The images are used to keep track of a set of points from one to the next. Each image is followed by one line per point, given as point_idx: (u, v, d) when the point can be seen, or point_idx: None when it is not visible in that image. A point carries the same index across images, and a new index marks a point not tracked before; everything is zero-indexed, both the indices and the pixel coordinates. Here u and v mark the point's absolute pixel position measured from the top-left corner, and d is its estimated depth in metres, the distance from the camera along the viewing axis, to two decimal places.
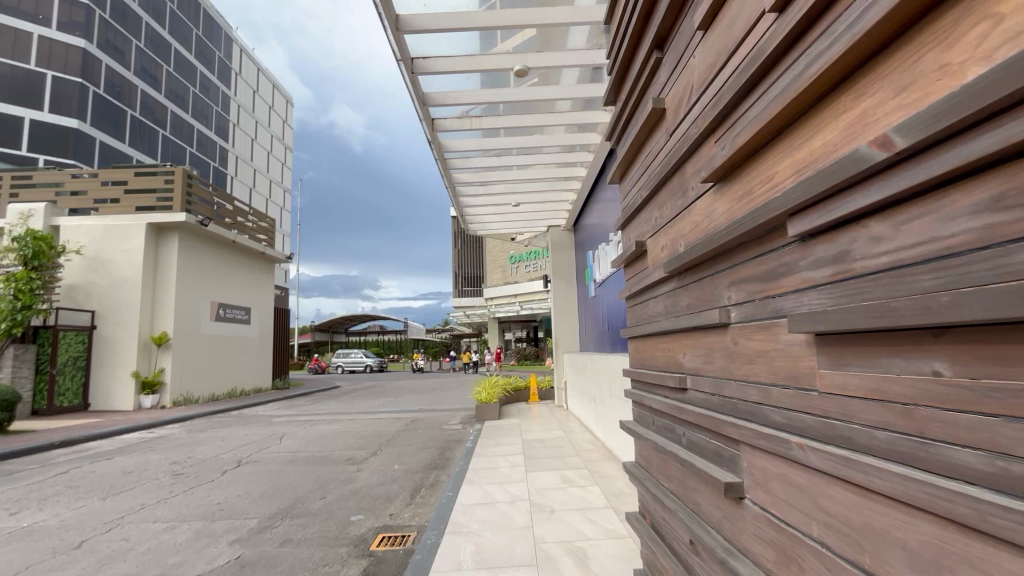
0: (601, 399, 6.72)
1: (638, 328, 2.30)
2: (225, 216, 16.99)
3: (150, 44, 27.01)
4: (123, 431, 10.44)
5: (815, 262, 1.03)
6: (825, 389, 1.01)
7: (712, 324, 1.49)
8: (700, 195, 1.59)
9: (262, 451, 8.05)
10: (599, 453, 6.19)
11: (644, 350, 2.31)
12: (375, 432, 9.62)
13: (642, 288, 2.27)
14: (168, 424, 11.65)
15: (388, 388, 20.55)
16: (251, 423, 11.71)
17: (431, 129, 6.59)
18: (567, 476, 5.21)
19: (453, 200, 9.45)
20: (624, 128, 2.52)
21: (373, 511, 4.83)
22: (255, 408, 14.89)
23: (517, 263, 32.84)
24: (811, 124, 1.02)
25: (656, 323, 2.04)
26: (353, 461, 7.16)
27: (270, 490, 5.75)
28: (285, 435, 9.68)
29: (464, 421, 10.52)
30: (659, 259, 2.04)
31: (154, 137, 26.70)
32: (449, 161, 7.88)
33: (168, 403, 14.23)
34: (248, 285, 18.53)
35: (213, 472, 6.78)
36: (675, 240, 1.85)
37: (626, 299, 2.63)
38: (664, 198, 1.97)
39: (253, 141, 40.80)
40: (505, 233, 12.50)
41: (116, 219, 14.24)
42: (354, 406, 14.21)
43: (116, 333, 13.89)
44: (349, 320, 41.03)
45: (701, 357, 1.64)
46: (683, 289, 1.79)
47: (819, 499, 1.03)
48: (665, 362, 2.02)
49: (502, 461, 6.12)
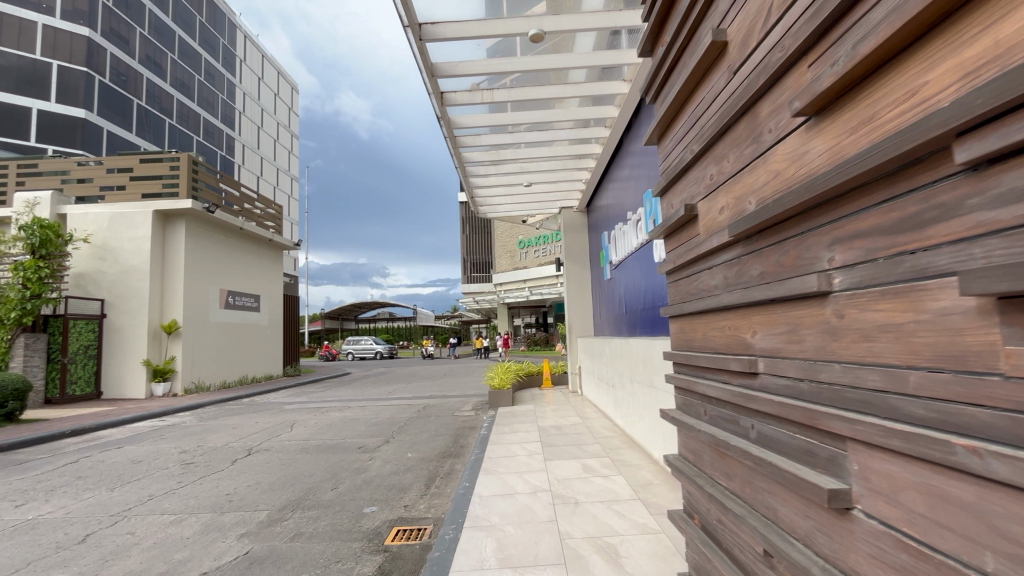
0: (620, 385, 6.44)
1: (686, 306, 2.01)
2: (232, 203, 16.82)
3: (153, 32, 26.72)
4: (134, 419, 10.37)
5: (1000, 198, 0.74)
6: (1014, 374, 0.73)
7: (805, 294, 1.20)
8: (784, 137, 1.29)
9: (272, 439, 7.89)
10: (620, 440, 5.94)
11: (693, 330, 2.02)
12: (387, 419, 9.47)
13: (691, 259, 1.98)
14: (180, 412, 11.58)
15: (399, 374, 20.43)
16: (262, 410, 11.62)
17: (440, 102, 6.23)
18: (589, 465, 4.98)
19: (462, 180, 9.09)
20: (663, 79, 2.21)
21: (388, 503, 4.63)
22: (267, 395, 14.84)
23: (527, 249, 32.42)
24: (996, 5, 0.73)
25: (713, 297, 1.75)
26: (366, 449, 6.99)
27: (280, 480, 5.58)
28: (296, 423, 9.54)
29: (476, 407, 10.32)
30: (716, 224, 1.75)
31: (160, 125, 26.50)
32: (458, 139, 7.58)
33: (179, 391, 14.19)
34: (257, 273, 18.39)
35: (223, 461, 6.63)
36: (742, 197, 1.55)
37: (667, 274, 2.33)
38: (725, 149, 1.67)
39: (259, 129, 40.55)
40: (515, 216, 12.20)
41: (123, 206, 14.07)
42: (365, 393, 14.08)
43: (126, 322, 13.80)
44: (359, 307, 41.08)
45: (781, 337, 1.36)
46: (754, 255, 1.49)
47: (1002, 526, 0.75)
48: (722, 343, 1.74)
49: (519, 450, 5.90)
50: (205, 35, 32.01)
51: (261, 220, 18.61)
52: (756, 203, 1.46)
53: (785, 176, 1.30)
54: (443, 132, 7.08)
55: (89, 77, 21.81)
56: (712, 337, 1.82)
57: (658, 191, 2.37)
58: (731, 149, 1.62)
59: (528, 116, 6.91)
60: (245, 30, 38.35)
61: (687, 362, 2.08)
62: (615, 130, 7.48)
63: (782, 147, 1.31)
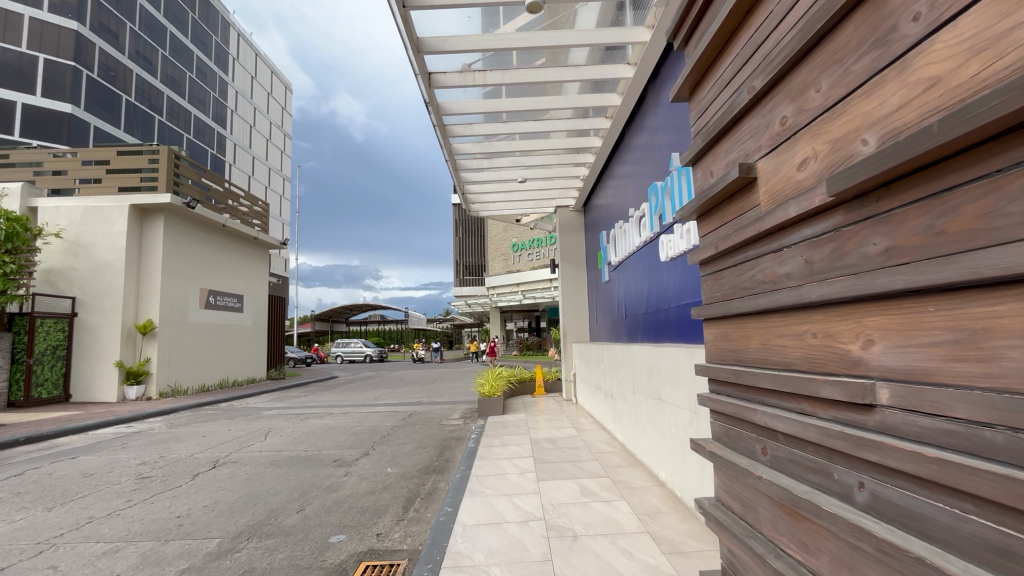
0: (620, 396, 5.89)
1: (739, 302, 1.48)
2: (216, 199, 16.16)
3: (144, 28, 26.08)
4: (99, 425, 9.68)
5: None
6: None
7: (1010, 275, 0.69)
8: (956, 17, 0.78)
9: (242, 450, 7.26)
10: (620, 457, 5.41)
11: (743, 339, 1.51)
12: (369, 428, 8.86)
13: (745, 241, 1.45)
14: (150, 418, 10.89)
15: (388, 378, 19.79)
16: (239, 416, 10.95)
17: (427, 84, 5.71)
18: (587, 487, 4.44)
19: (452, 176, 8.55)
20: (702, 9, 1.71)
21: (358, 530, 4.05)
22: (247, 400, 14.14)
23: (521, 252, 31.70)
24: None
25: (784, 292, 1.24)
26: (342, 463, 6.40)
27: (242, 499, 5.00)
28: (271, 431, 8.91)
29: (465, 416, 9.73)
30: (793, 186, 1.23)
31: (149, 122, 25.79)
32: (447, 127, 7.04)
33: (154, 395, 13.46)
34: (241, 271, 17.67)
35: (183, 476, 6.00)
36: (846, 137, 1.03)
37: (700, 264, 1.79)
38: (810, 74, 1.15)
39: (252, 129, 39.90)
40: (509, 215, 11.67)
41: (97, 200, 13.37)
42: (350, 398, 13.41)
43: (98, 321, 13.08)
44: (349, 309, 40.42)
45: (934, 353, 0.85)
46: (869, 225, 0.98)
47: None
48: (800, 360, 1.22)
49: (509, 466, 5.33)
50: (198, 32, 31.28)
51: (245, 218, 17.92)
52: (880, 141, 0.94)
53: (954, 83, 0.78)
54: (430, 119, 6.57)
55: (75, 71, 21.17)
56: (780, 347, 1.31)
57: (686, 161, 1.87)
58: (822, 72, 1.11)
59: (524, 103, 6.38)
60: (239, 29, 37.74)
61: (733, 383, 1.56)
62: (617, 122, 6.95)
63: (947, 34, 0.80)
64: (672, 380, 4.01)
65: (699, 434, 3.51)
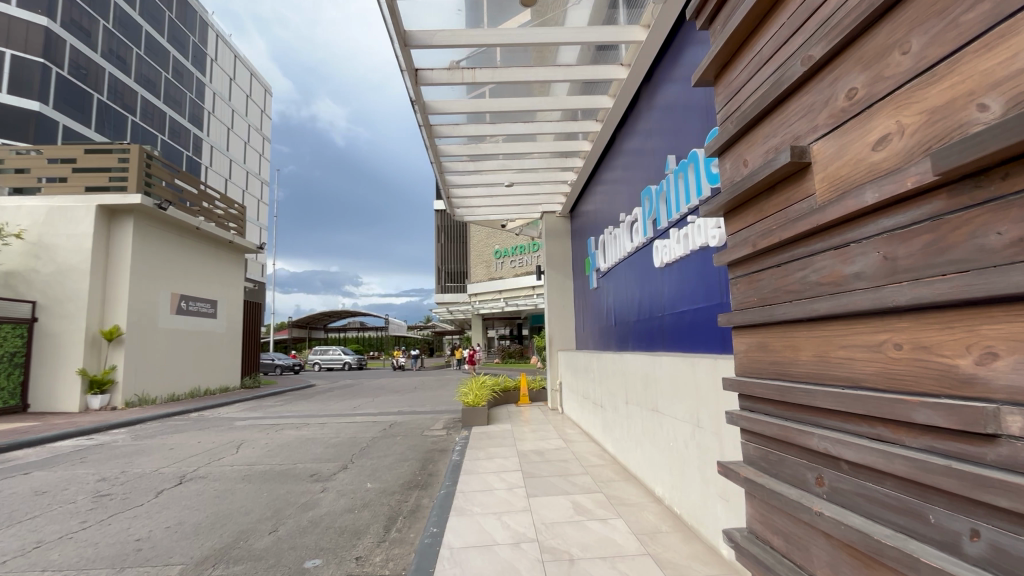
0: (611, 407, 5.68)
1: (789, 307, 1.28)
2: (191, 201, 15.60)
3: (118, 25, 25.31)
4: (58, 437, 9.12)
5: None
6: None
7: None
8: None
9: (211, 465, 6.84)
10: (612, 470, 5.20)
11: (790, 350, 1.31)
12: (348, 439, 8.48)
13: (795, 236, 1.25)
14: (114, 429, 10.32)
15: (367, 386, 19.30)
16: (210, 427, 10.45)
17: (413, 81, 5.48)
18: (580, 504, 4.22)
19: (437, 178, 8.31)
20: None
21: (335, 554, 3.74)
22: (219, 410, 13.56)
23: (503, 259, 31.48)
24: None
25: (854, 295, 1.05)
26: (319, 477, 6.05)
27: (209, 519, 4.64)
28: (244, 443, 8.48)
29: (448, 426, 9.43)
30: (866, 168, 1.04)
31: (121, 122, 24.96)
32: (433, 127, 6.81)
33: (120, 404, 12.82)
34: (215, 276, 17.07)
35: (145, 494, 5.58)
36: (953, 104, 0.85)
37: (731, 265, 1.59)
38: (893, 33, 0.96)
39: (230, 131, 39.04)
40: (494, 220, 11.45)
41: (63, 200, 12.75)
42: (328, 408, 12.97)
43: (60, 327, 12.42)
44: (329, 316, 39.65)
45: None
46: (990, 210, 0.79)
47: None
48: (875, 377, 1.03)
49: (497, 481, 5.08)
50: (175, 31, 30.50)
51: (221, 220, 17.34)
52: (1008, 106, 0.76)
53: None
54: (415, 118, 6.35)
55: (44, 68, 20.37)
56: (845, 360, 1.11)
57: (712, 151, 1.69)
58: (912, 30, 0.93)
59: (513, 103, 6.21)
60: (218, 30, 36.97)
61: (777, 401, 1.36)
62: (608, 125, 6.80)
63: None
64: (670, 391, 3.82)
65: (700, 449, 3.32)
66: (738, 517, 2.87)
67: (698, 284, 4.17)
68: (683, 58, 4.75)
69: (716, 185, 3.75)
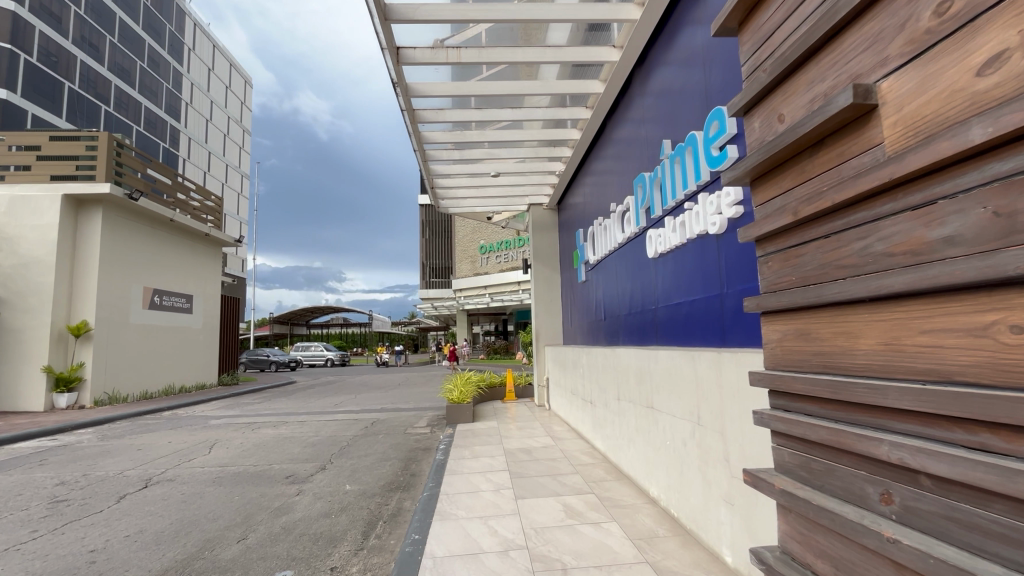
0: (602, 403, 5.46)
1: (846, 286, 1.05)
2: (164, 191, 15.01)
3: (89, 11, 24.35)
4: (18, 438, 8.65)
5: None
6: None
7: None
8: None
9: (180, 466, 6.48)
10: (602, 469, 4.99)
11: (848, 338, 1.07)
12: (327, 438, 8.17)
13: (855, 197, 1.02)
14: (81, 429, 9.84)
15: (350, 383, 18.89)
16: (183, 426, 10.02)
17: (395, 60, 5.20)
18: (571, 506, 4.01)
19: (420, 168, 8.00)
20: None
21: (308, 563, 3.48)
22: (193, 408, 13.08)
23: (488, 254, 31.18)
24: None
25: (951, 263, 0.82)
26: (295, 479, 5.75)
27: (173, 526, 4.32)
28: (218, 443, 8.11)
29: (432, 423, 9.16)
30: (965, 100, 0.81)
31: (93, 112, 24.03)
32: (416, 112, 6.50)
33: (88, 403, 12.26)
34: (191, 270, 16.46)
35: (105, 499, 5.21)
36: None
37: (763, 241, 1.35)
38: None
39: (208, 123, 38.00)
40: (480, 213, 11.16)
41: (25, 188, 12.12)
42: (308, 405, 12.60)
43: (24, 323, 11.84)
44: (311, 312, 38.99)
45: None
46: None
47: None
48: (978, 372, 0.80)
49: (483, 482, 4.84)
50: (150, 18, 29.53)
51: (197, 212, 16.73)
52: None
53: None
54: (397, 101, 6.06)
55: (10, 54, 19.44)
56: (929, 349, 0.89)
57: (735, 111, 1.47)
58: None
59: (500, 88, 5.93)
60: (195, 19, 35.96)
61: (828, 401, 1.13)
62: (598, 112, 6.54)
63: None
64: (667, 387, 3.59)
65: (701, 447, 3.10)
66: (745, 523, 2.67)
67: (695, 274, 3.96)
68: (679, 39, 4.51)
69: (716, 169, 3.55)
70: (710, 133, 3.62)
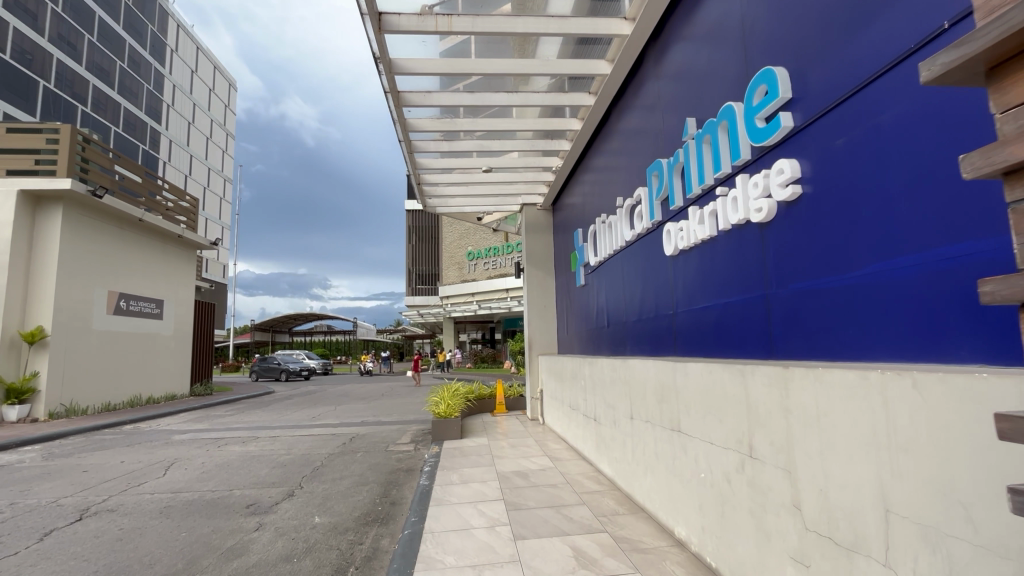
0: (610, 423, 4.79)
1: None
2: (135, 190, 14.08)
3: (67, 8, 23.28)
4: None
5: None
6: None
7: None
8: None
9: (126, 493, 5.65)
10: (613, 500, 4.33)
11: None
12: (299, 457, 7.37)
13: None
14: (27, 446, 8.88)
15: (331, 393, 17.95)
16: (142, 443, 9.11)
17: (376, 27, 4.57)
18: (583, 550, 3.32)
19: (405, 161, 7.33)
20: None
21: None
22: (159, 421, 12.11)
23: (476, 261, 30.58)
24: None
25: None
26: (257, 509, 4.98)
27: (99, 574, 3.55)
28: (176, 463, 7.26)
29: (416, 440, 8.40)
30: None
31: (69, 111, 23.01)
32: (400, 93, 5.85)
33: (42, 416, 11.23)
34: (162, 273, 15.44)
35: (26, 537, 4.39)
36: None
37: None
38: None
39: (189, 126, 36.99)
40: (470, 213, 10.50)
41: None
42: (284, 418, 11.74)
43: None
44: (292, 320, 37.85)
45: None
46: None
47: None
48: None
49: (475, 515, 4.14)
50: (131, 18, 28.65)
51: (169, 213, 15.78)
52: None
53: None
54: (379, 80, 5.42)
55: None
56: None
57: None
58: None
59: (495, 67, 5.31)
60: (179, 20, 35.15)
61: None
62: (603, 97, 5.91)
63: None
64: (704, 406, 2.94)
65: (756, 484, 2.45)
66: None
67: (730, 271, 3.34)
68: (703, 6, 3.93)
69: (761, 143, 2.95)
70: (755, 100, 3.02)
